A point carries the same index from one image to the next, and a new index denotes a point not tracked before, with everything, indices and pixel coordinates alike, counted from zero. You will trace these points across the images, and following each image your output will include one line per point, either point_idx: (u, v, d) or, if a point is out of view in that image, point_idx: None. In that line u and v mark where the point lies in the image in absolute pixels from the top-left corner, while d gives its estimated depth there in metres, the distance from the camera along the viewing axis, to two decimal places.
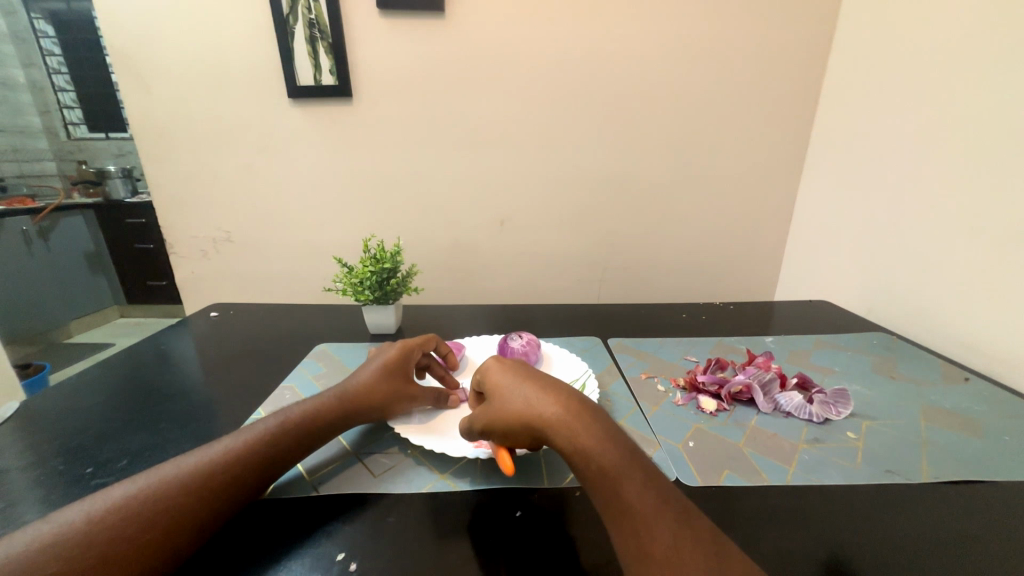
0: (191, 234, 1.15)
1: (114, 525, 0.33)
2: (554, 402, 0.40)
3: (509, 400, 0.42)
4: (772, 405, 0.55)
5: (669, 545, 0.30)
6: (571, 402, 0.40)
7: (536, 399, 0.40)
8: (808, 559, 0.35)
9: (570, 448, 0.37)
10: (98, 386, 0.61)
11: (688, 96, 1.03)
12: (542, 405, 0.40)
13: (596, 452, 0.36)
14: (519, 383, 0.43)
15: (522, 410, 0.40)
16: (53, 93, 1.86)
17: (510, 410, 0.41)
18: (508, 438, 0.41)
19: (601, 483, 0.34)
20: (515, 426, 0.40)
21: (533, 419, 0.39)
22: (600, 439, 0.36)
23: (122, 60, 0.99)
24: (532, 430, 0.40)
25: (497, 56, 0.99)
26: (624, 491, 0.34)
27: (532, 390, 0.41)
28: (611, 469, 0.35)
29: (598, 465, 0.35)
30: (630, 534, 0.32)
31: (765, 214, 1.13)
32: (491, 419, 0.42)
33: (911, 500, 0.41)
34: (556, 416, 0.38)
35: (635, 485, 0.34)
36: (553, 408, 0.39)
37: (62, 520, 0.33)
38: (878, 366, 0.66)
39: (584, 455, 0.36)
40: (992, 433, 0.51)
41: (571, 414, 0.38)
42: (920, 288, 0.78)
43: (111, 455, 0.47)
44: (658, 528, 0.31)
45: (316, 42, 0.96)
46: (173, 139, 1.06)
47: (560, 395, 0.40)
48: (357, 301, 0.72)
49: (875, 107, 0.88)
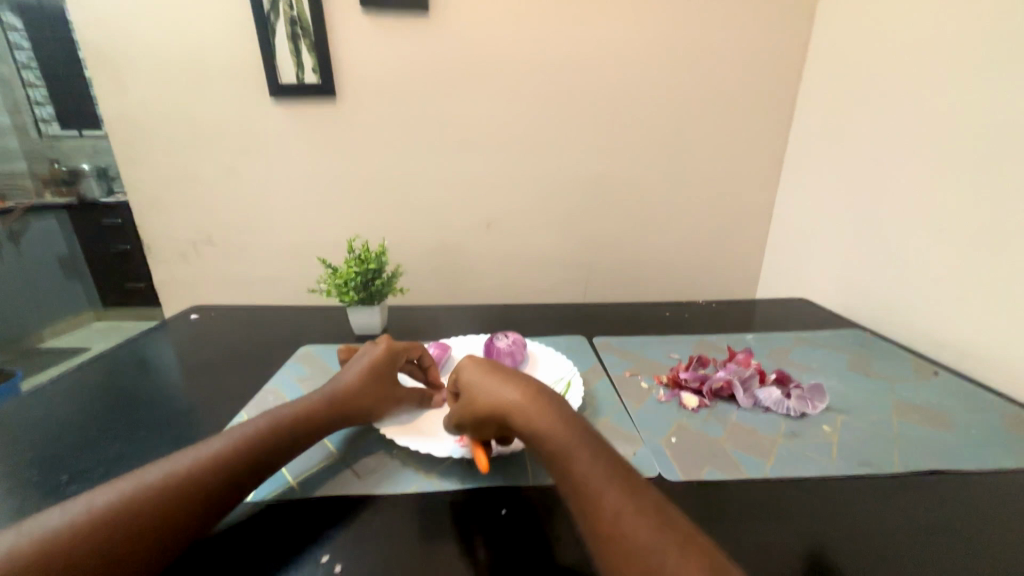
0: (170, 235, 1.12)
1: (94, 533, 0.32)
2: (514, 390, 0.41)
3: (475, 392, 0.43)
4: (751, 401, 0.56)
5: (616, 514, 0.32)
6: (530, 389, 0.41)
7: (498, 388, 0.42)
8: (782, 549, 0.36)
9: (530, 432, 0.39)
10: (74, 392, 0.59)
11: (671, 97, 1.04)
12: (504, 394, 0.41)
13: (550, 433, 0.37)
14: (483, 376, 0.44)
15: (486, 401, 0.42)
16: (22, 90, 1.79)
17: (474, 402, 0.43)
18: (478, 430, 0.43)
19: (557, 464, 0.36)
20: (481, 417, 0.42)
21: (495, 408, 0.41)
22: (554, 421, 0.38)
23: (96, 56, 0.96)
24: (496, 419, 0.41)
25: (481, 56, 0.99)
26: (576, 467, 0.35)
27: (494, 381, 0.42)
28: (564, 447, 0.36)
29: (554, 445, 0.37)
30: (583, 509, 0.34)
31: (746, 214, 1.16)
32: (460, 413, 0.44)
33: (883, 491, 0.42)
34: (517, 404, 0.40)
35: (585, 460, 0.35)
36: (512, 396, 0.41)
37: (42, 523, 0.33)
38: (853, 362, 0.68)
39: (541, 438, 0.38)
40: (958, 425, 0.53)
41: (531, 401, 0.40)
42: (893, 285, 0.81)
43: (89, 463, 0.46)
44: (606, 498, 0.33)
45: (299, 40, 0.95)
46: (150, 137, 1.03)
47: (520, 384, 0.42)
48: (342, 303, 0.72)
49: (851, 110, 0.90)
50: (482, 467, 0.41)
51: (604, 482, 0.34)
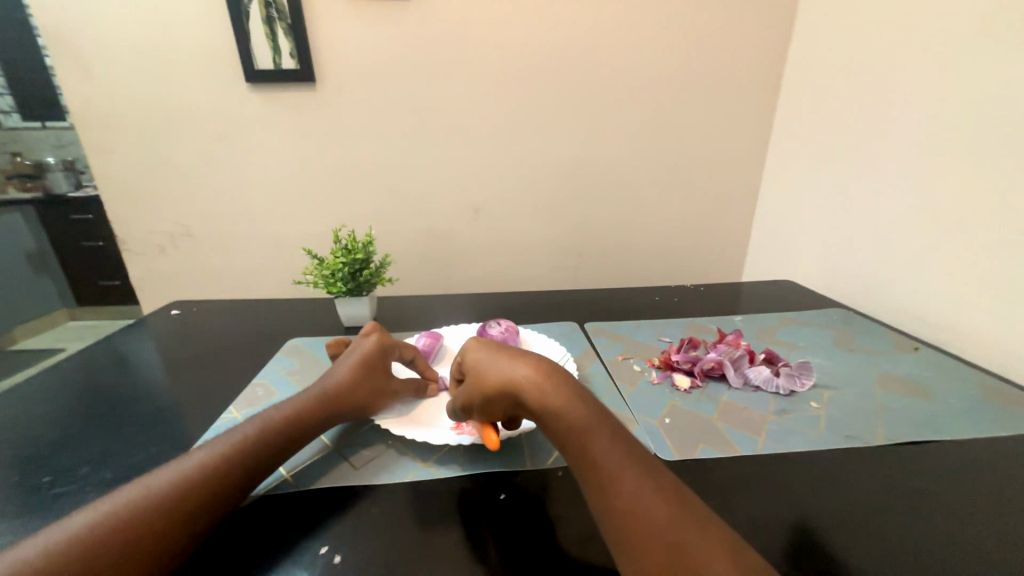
0: (146, 229, 1.08)
1: (73, 557, 0.30)
2: (527, 368, 0.39)
3: (484, 370, 0.41)
4: (742, 380, 0.57)
5: (635, 496, 0.32)
6: (543, 365, 0.39)
7: (509, 365, 0.40)
8: (775, 520, 0.37)
9: (544, 411, 0.37)
10: (51, 392, 0.57)
11: (656, 81, 1.04)
12: (515, 372, 0.39)
13: (567, 412, 0.36)
14: (493, 354, 0.42)
15: (497, 379, 0.40)
16: None
17: (484, 379, 0.41)
18: (487, 408, 0.41)
19: (573, 443, 0.35)
20: (490, 396, 0.40)
21: (506, 385, 0.39)
22: (571, 400, 0.37)
23: (56, 40, 0.91)
24: (507, 397, 0.39)
25: (465, 40, 0.97)
26: (594, 448, 0.34)
27: (506, 358, 0.40)
28: (582, 427, 0.35)
29: (571, 426, 0.36)
30: (599, 490, 0.33)
31: (732, 198, 1.17)
32: (469, 392, 0.42)
33: (869, 462, 0.44)
34: (530, 381, 0.38)
35: (603, 442, 0.35)
36: (525, 373, 0.38)
37: (10, 556, 0.30)
38: (838, 339, 0.70)
39: (556, 417, 0.36)
40: (939, 397, 0.55)
41: (545, 377, 0.38)
42: (874, 265, 0.83)
43: (71, 463, 0.45)
44: (624, 481, 0.33)
45: (274, 23, 0.91)
46: (119, 126, 0.99)
47: (532, 360, 0.40)
48: (329, 294, 0.70)
49: (832, 93, 0.91)
50: (493, 445, 0.41)
51: (622, 465, 0.34)
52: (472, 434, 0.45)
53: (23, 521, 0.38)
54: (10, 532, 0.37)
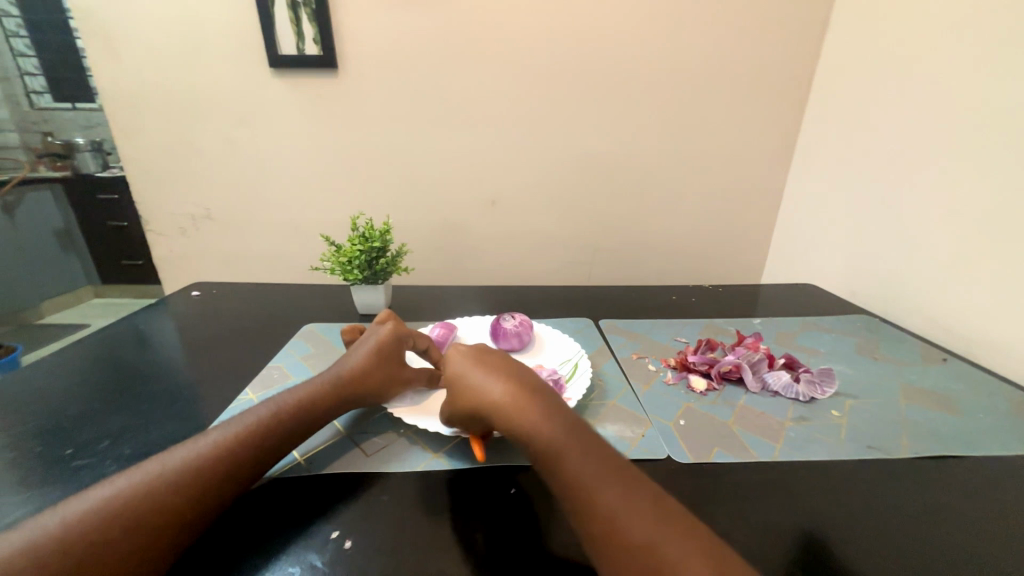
0: (170, 210, 1.11)
1: (91, 531, 0.31)
2: (498, 387, 0.40)
3: (461, 388, 0.43)
4: (760, 384, 0.56)
5: (608, 511, 0.31)
6: (512, 385, 0.40)
7: (482, 385, 0.41)
8: (790, 529, 0.36)
9: (515, 431, 0.38)
10: (75, 367, 0.58)
11: (682, 75, 1.01)
12: (487, 391, 0.41)
13: (534, 432, 0.37)
14: (466, 372, 0.44)
15: (473, 397, 0.41)
16: (11, 59, 1.74)
17: (461, 399, 0.43)
18: (470, 425, 0.43)
19: (546, 460, 0.36)
20: (469, 415, 0.42)
21: (481, 405, 0.41)
22: (538, 419, 0.37)
23: (88, 22, 0.93)
24: (483, 416, 0.41)
25: (488, 29, 0.95)
26: (564, 466, 0.34)
27: (477, 378, 0.42)
28: (551, 446, 0.35)
29: (539, 445, 0.36)
30: (574, 507, 0.33)
31: (755, 198, 1.14)
32: (451, 409, 0.44)
33: (891, 476, 0.42)
34: (498, 402, 0.39)
35: (574, 457, 0.34)
36: (496, 392, 0.40)
37: (33, 528, 0.30)
38: (862, 347, 0.68)
39: (527, 436, 0.37)
40: (967, 411, 0.53)
41: (515, 396, 0.39)
42: (902, 272, 0.80)
43: (92, 436, 0.46)
44: (597, 498, 0.32)
45: (299, 8, 0.91)
46: (146, 109, 1.00)
47: (504, 378, 0.41)
48: (345, 281, 0.70)
49: (866, 91, 0.88)
50: (478, 456, 0.42)
51: (595, 478, 0.33)
52: None
53: (46, 490, 0.39)
54: (34, 500, 0.38)
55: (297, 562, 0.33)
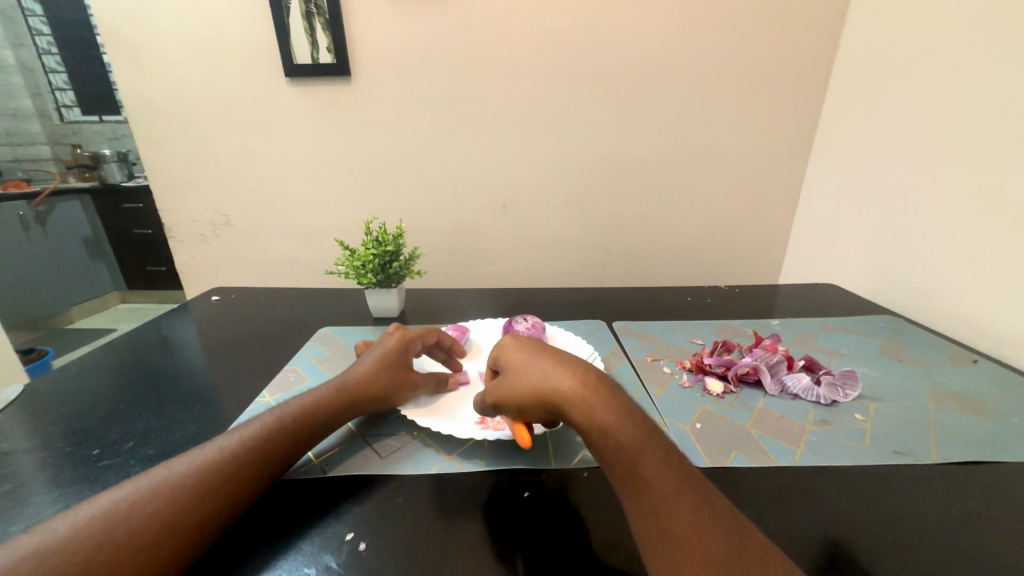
0: (190, 217, 1.14)
1: (106, 533, 0.31)
2: (571, 377, 0.38)
3: (526, 375, 0.40)
4: (779, 387, 0.55)
5: (688, 522, 0.30)
6: (587, 377, 0.39)
7: (553, 373, 0.39)
8: (814, 536, 0.35)
9: (590, 424, 0.36)
10: (102, 370, 0.60)
11: (694, 73, 1.00)
12: (558, 380, 0.38)
13: (614, 427, 0.35)
14: (533, 357, 0.42)
15: (541, 386, 0.39)
16: (43, 75, 1.89)
17: (523, 384, 0.40)
18: (523, 413, 0.40)
19: (622, 460, 0.34)
20: (529, 401, 0.39)
21: (550, 394, 0.38)
22: (618, 414, 0.36)
23: (112, 37, 0.96)
24: (547, 405, 0.39)
25: (497, 33, 0.96)
26: (645, 468, 0.33)
27: (550, 364, 0.40)
28: (631, 444, 0.34)
29: (619, 441, 0.35)
30: (648, 512, 0.32)
31: (771, 196, 1.12)
32: (504, 395, 0.41)
33: (921, 481, 0.41)
34: (575, 391, 0.37)
35: (655, 461, 0.33)
36: (571, 383, 0.38)
37: (46, 531, 0.31)
38: (886, 348, 0.66)
39: (603, 432, 0.35)
40: (1000, 415, 0.51)
41: (592, 390, 0.38)
42: (927, 270, 0.77)
43: (117, 437, 0.47)
44: (678, 507, 0.31)
45: (313, 18, 0.93)
46: (167, 119, 1.03)
47: (579, 371, 0.39)
48: (359, 285, 0.71)
49: (885, 86, 0.86)
50: (525, 442, 0.39)
51: (674, 487, 0.32)
52: (497, 430, 0.44)
53: (75, 488, 0.40)
54: (64, 498, 0.39)
55: (313, 562, 0.33)
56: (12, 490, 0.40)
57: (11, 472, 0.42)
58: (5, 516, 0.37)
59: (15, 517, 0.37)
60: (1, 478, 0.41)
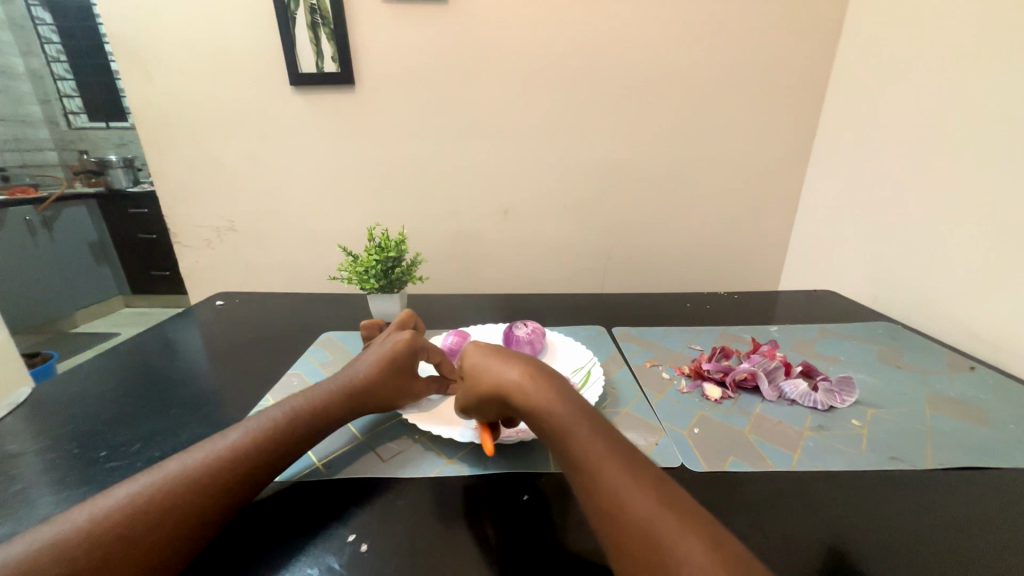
0: (196, 223, 1.15)
1: (120, 527, 0.32)
2: (512, 370, 0.40)
3: (477, 375, 0.42)
4: (776, 393, 0.55)
5: (614, 489, 0.31)
6: (529, 368, 0.40)
7: (496, 368, 0.41)
8: (810, 541, 0.35)
9: (530, 412, 0.38)
10: (107, 374, 0.61)
11: (693, 82, 1.01)
12: (502, 374, 0.40)
13: (548, 412, 0.36)
14: (483, 354, 0.44)
15: (488, 383, 0.41)
16: (52, 82, 1.94)
17: (475, 382, 0.42)
18: (481, 410, 0.42)
19: (559, 443, 0.35)
20: (481, 398, 0.42)
21: (495, 388, 0.40)
22: (554, 400, 0.37)
23: (121, 46, 0.98)
24: (496, 399, 0.40)
25: (498, 43, 0.98)
26: (578, 446, 0.34)
27: (494, 360, 0.42)
28: (563, 425, 0.35)
29: (554, 424, 0.36)
30: (584, 489, 0.33)
31: (770, 203, 1.13)
32: (464, 395, 0.44)
33: (916, 486, 0.41)
34: (514, 382, 0.39)
35: (585, 438, 0.34)
36: (511, 375, 0.40)
37: (63, 523, 0.31)
38: (884, 355, 0.66)
39: (541, 417, 0.37)
40: (997, 422, 0.51)
41: (530, 379, 0.39)
42: (925, 278, 0.78)
43: (123, 439, 0.48)
44: (608, 478, 0.32)
45: (319, 28, 0.95)
46: (173, 126, 1.05)
47: (520, 363, 0.41)
48: (362, 290, 0.72)
49: (882, 95, 0.87)
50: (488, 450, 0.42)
51: (603, 459, 0.33)
52: (476, 432, 0.46)
53: (82, 488, 0.41)
54: (72, 499, 0.40)
55: (316, 563, 0.33)
56: (19, 492, 0.41)
57: (19, 473, 0.43)
58: (13, 517, 0.38)
59: (23, 518, 0.38)
60: (9, 479, 0.42)
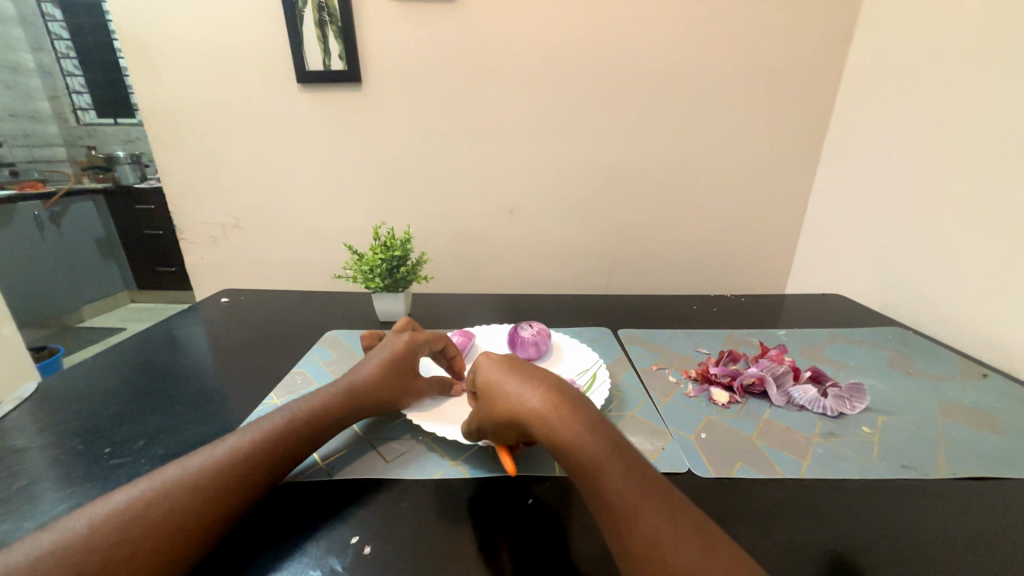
0: (202, 220, 1.15)
1: (118, 533, 0.31)
2: (534, 396, 0.39)
3: (494, 394, 0.41)
4: (785, 398, 0.55)
5: (649, 534, 0.30)
6: (552, 395, 0.39)
7: (518, 393, 0.40)
8: (820, 551, 0.34)
9: (553, 443, 0.36)
10: (112, 370, 0.61)
11: (701, 83, 1.00)
12: (523, 400, 0.39)
13: (574, 445, 0.35)
14: (502, 375, 0.42)
15: (506, 404, 0.40)
16: (62, 79, 1.96)
17: (494, 406, 0.41)
18: (499, 434, 0.41)
19: (586, 479, 0.34)
20: (500, 422, 0.40)
21: (517, 415, 0.39)
22: (579, 432, 0.36)
23: (130, 43, 0.98)
24: (517, 425, 0.39)
25: (505, 41, 0.97)
26: (608, 484, 0.33)
27: (514, 384, 0.41)
28: (592, 461, 0.34)
29: (581, 459, 0.35)
30: (614, 530, 0.31)
31: (778, 205, 1.11)
32: (480, 416, 0.43)
33: (929, 496, 0.40)
34: (538, 411, 0.38)
35: (616, 475, 0.33)
36: (534, 403, 0.38)
37: (61, 529, 0.31)
38: (894, 361, 0.65)
39: (568, 451, 0.35)
40: (1011, 431, 0.50)
41: (554, 407, 0.38)
42: (936, 283, 0.77)
43: (128, 436, 0.48)
44: (641, 521, 0.31)
45: (326, 26, 0.95)
46: (180, 123, 1.05)
47: (543, 389, 0.39)
48: (367, 289, 0.72)
49: (893, 99, 0.86)
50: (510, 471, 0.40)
51: (636, 500, 0.32)
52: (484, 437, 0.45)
53: (85, 486, 0.41)
54: (75, 496, 0.40)
55: (318, 565, 0.33)
56: (24, 488, 0.41)
57: (23, 469, 0.43)
58: (17, 513, 0.38)
59: (26, 516, 0.38)
60: (13, 475, 0.42)
